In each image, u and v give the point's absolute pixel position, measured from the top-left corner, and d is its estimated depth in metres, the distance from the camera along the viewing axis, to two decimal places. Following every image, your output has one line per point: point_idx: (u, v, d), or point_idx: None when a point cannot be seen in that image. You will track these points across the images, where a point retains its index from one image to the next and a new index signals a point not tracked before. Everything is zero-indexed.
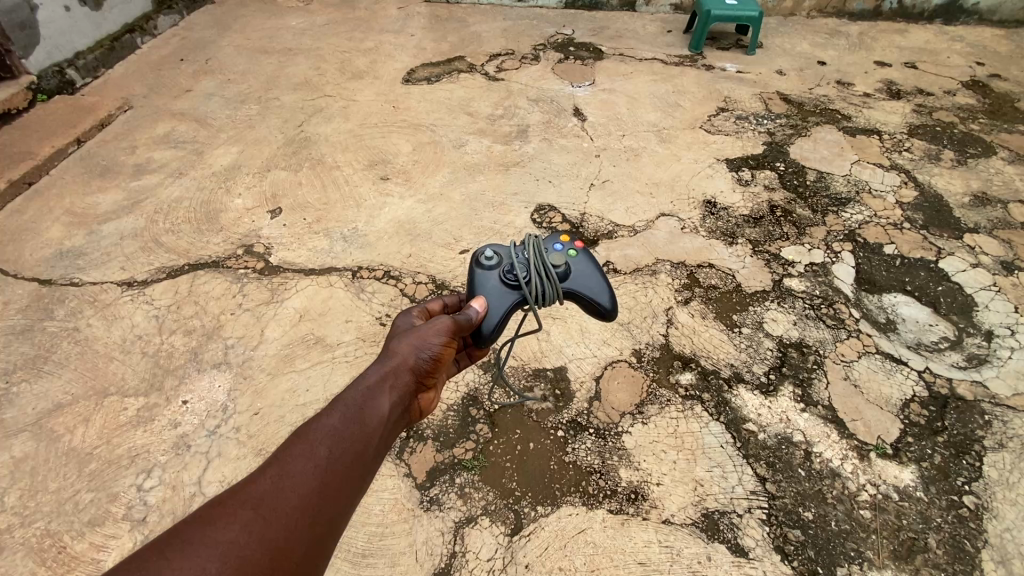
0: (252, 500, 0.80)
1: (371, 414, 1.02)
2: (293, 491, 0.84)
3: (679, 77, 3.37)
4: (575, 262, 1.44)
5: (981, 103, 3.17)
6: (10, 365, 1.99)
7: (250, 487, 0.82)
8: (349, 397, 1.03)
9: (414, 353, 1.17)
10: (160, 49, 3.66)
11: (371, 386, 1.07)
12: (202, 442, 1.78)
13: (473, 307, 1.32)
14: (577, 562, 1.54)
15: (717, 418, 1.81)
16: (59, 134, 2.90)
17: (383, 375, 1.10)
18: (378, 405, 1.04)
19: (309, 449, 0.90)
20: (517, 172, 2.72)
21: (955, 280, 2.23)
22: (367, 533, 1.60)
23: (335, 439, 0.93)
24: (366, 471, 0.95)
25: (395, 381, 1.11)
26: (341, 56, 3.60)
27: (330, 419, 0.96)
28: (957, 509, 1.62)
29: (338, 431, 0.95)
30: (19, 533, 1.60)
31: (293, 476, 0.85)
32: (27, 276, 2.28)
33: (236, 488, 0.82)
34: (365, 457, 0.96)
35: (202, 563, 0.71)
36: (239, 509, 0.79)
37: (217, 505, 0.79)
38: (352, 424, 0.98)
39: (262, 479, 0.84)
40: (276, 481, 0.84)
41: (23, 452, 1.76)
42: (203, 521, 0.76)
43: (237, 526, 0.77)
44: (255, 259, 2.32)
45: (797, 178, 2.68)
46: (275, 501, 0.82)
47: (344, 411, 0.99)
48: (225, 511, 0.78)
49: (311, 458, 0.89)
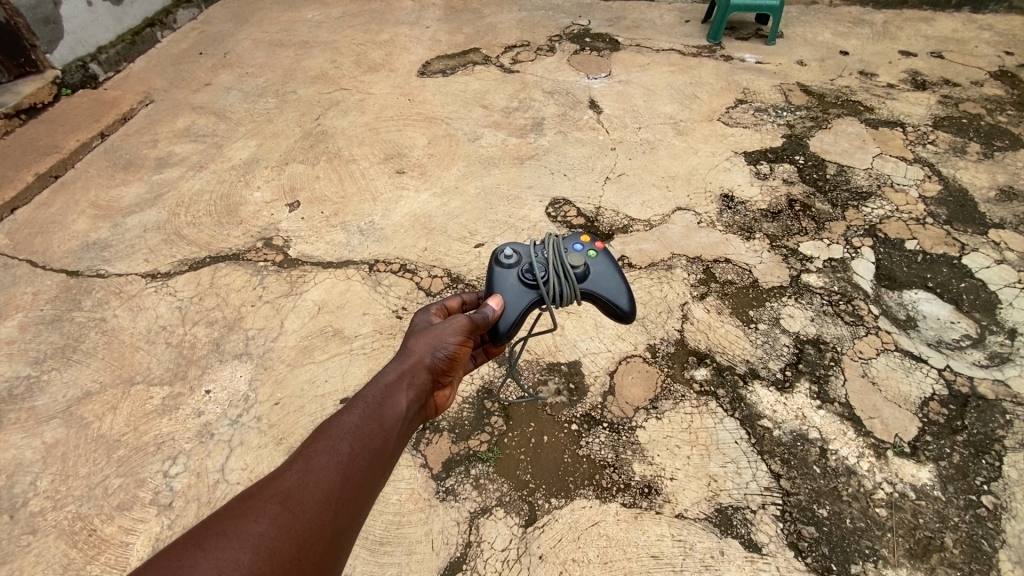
0: (278, 494, 0.83)
1: (388, 411, 1.04)
2: (318, 486, 0.86)
3: (697, 68, 3.33)
4: (594, 263, 1.45)
5: (1009, 94, 3.08)
6: (41, 353, 2.06)
7: (276, 483, 0.85)
8: (368, 395, 1.05)
9: (431, 352, 1.18)
10: (180, 43, 3.71)
11: (389, 384, 1.09)
12: (225, 431, 1.82)
13: (489, 305, 1.33)
14: (590, 554, 1.56)
15: (732, 414, 1.81)
16: (84, 127, 2.96)
17: (401, 373, 1.12)
18: (396, 402, 1.07)
19: (331, 445, 0.93)
20: (532, 165, 2.72)
21: (978, 277, 2.19)
22: (384, 522, 1.63)
23: (355, 435, 0.96)
24: (385, 467, 0.98)
25: (413, 379, 1.13)
26: (357, 49, 3.61)
27: (350, 416, 0.99)
28: (975, 509, 1.61)
29: (358, 427, 0.97)
30: (51, 516, 1.67)
31: (317, 471, 0.88)
32: (56, 267, 2.35)
33: (264, 483, 0.85)
34: (384, 454, 0.98)
35: (235, 554, 0.74)
36: (267, 503, 0.81)
37: (245, 499, 0.82)
38: (371, 422, 1.00)
39: (288, 474, 0.87)
40: (300, 475, 0.87)
41: (54, 438, 1.83)
42: (234, 515, 0.79)
43: (265, 519, 0.79)
44: (274, 251, 2.36)
45: (817, 171, 2.63)
46: (300, 495, 0.84)
47: (364, 408, 1.02)
48: (254, 505, 0.81)
49: (333, 453, 0.92)
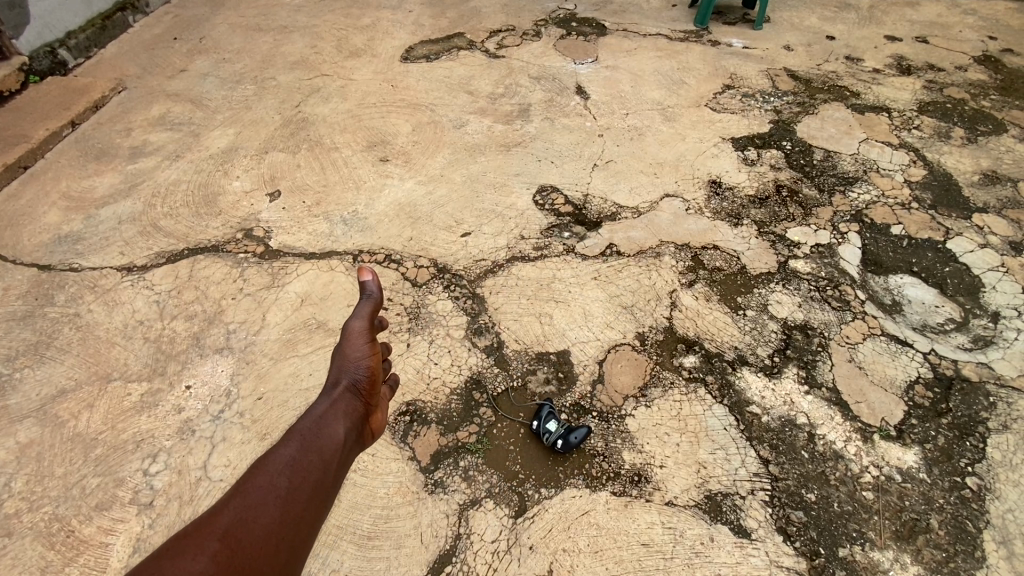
0: (218, 531, 0.76)
1: (326, 441, 0.97)
2: (257, 521, 0.80)
3: (684, 53, 3.29)
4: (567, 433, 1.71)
5: (993, 79, 3.09)
6: (12, 351, 1.98)
7: (213, 520, 0.78)
8: (302, 428, 0.98)
9: (349, 373, 1.09)
10: (152, 28, 3.58)
11: (322, 415, 1.01)
12: (206, 427, 1.78)
13: (366, 282, 1.16)
14: (581, 543, 1.55)
15: (720, 401, 1.81)
16: (54, 116, 2.85)
17: (332, 403, 1.04)
18: (333, 432, 0.99)
19: (269, 479, 0.86)
20: (518, 152, 2.68)
21: (962, 261, 2.21)
22: (372, 516, 1.61)
23: (294, 468, 0.89)
24: (328, 498, 0.91)
25: (346, 406, 1.05)
26: (339, 33, 3.52)
27: (286, 448, 0.92)
28: (959, 490, 1.63)
29: (297, 458, 0.91)
30: (27, 518, 1.61)
31: (256, 505, 0.81)
32: (27, 261, 2.26)
33: (200, 523, 0.78)
34: (326, 484, 0.91)
35: None
36: (206, 542, 0.75)
37: (179, 542, 0.75)
38: (309, 453, 0.93)
39: (223, 511, 0.80)
40: (238, 511, 0.80)
41: (28, 438, 1.77)
42: (167, 557, 0.72)
43: (205, 558, 0.73)
44: (255, 243, 2.30)
45: (805, 157, 2.63)
46: (240, 532, 0.78)
47: (299, 441, 0.95)
48: (191, 545, 0.74)
49: (271, 488, 0.85)
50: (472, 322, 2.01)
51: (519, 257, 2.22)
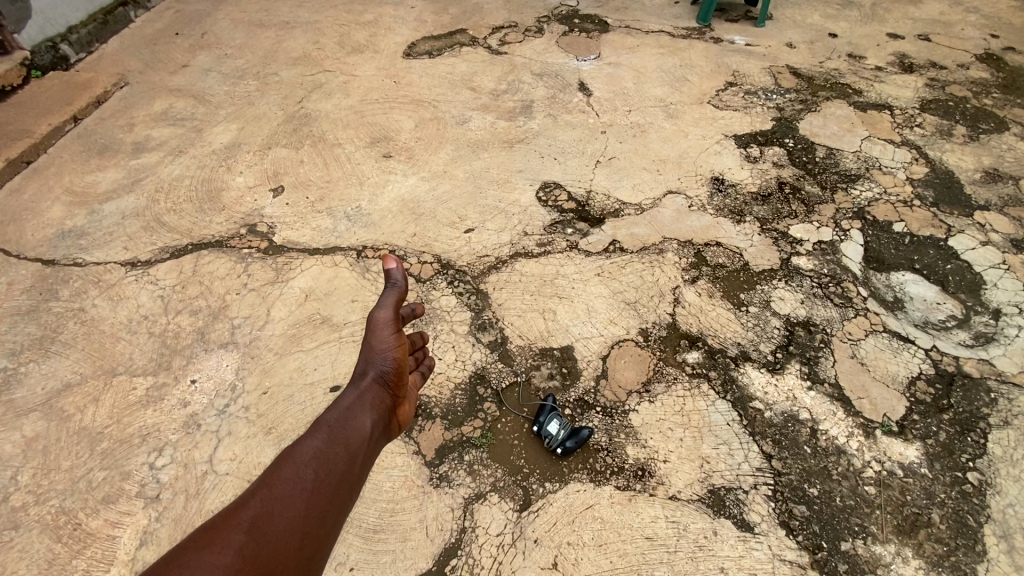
0: (245, 523, 0.77)
1: (352, 433, 0.98)
2: (283, 515, 0.80)
3: (686, 49, 3.30)
4: (571, 437, 1.71)
5: (995, 76, 3.10)
6: (17, 345, 1.99)
7: (239, 512, 0.79)
8: (329, 419, 0.99)
9: (374, 364, 1.10)
10: (154, 23, 3.58)
11: (349, 407, 1.02)
12: (212, 421, 1.79)
13: (390, 271, 1.18)
14: (586, 537, 1.56)
15: (723, 396, 1.82)
16: (57, 110, 2.85)
17: (359, 394, 1.06)
18: (360, 423, 1.01)
19: (296, 473, 0.86)
20: (521, 149, 2.68)
21: (964, 258, 2.22)
22: (378, 509, 1.62)
23: (320, 460, 0.90)
24: (353, 490, 0.92)
25: (373, 398, 1.06)
26: (341, 29, 3.51)
27: (314, 440, 0.93)
28: (961, 485, 1.64)
29: (322, 452, 0.91)
30: (33, 511, 1.62)
31: (282, 498, 0.82)
32: (30, 256, 2.27)
33: (227, 513, 0.79)
34: (351, 477, 0.92)
35: None
36: (232, 533, 0.75)
37: (205, 531, 0.76)
38: (335, 445, 0.94)
39: (249, 503, 0.80)
40: (265, 504, 0.81)
41: (34, 432, 1.78)
42: (195, 546, 0.73)
43: (231, 550, 0.73)
44: (259, 238, 2.30)
45: (807, 153, 2.63)
46: (265, 524, 0.78)
47: (325, 433, 0.96)
48: (217, 536, 0.75)
49: (297, 480, 0.85)
50: (475, 318, 2.02)
51: (523, 253, 2.23)
